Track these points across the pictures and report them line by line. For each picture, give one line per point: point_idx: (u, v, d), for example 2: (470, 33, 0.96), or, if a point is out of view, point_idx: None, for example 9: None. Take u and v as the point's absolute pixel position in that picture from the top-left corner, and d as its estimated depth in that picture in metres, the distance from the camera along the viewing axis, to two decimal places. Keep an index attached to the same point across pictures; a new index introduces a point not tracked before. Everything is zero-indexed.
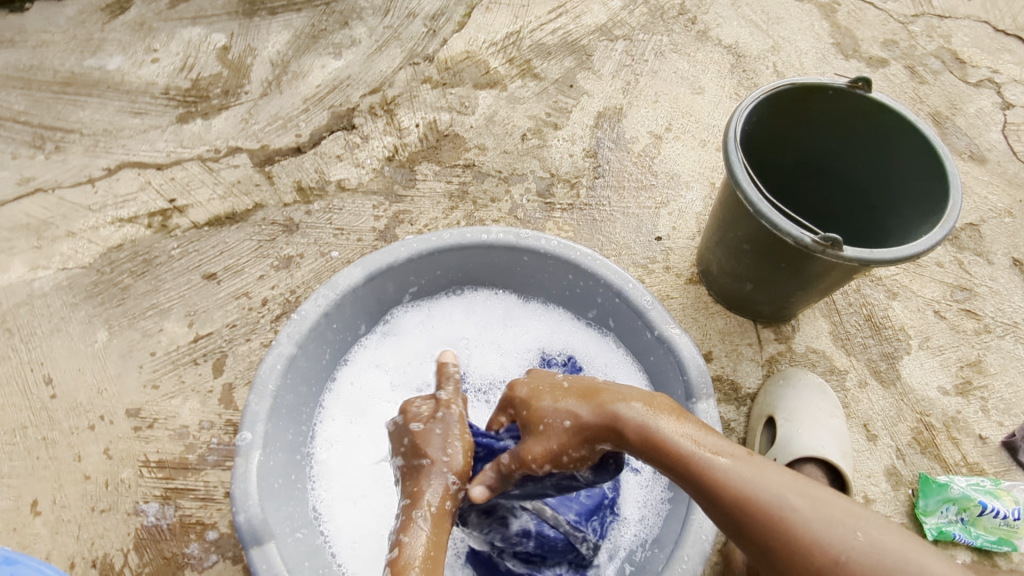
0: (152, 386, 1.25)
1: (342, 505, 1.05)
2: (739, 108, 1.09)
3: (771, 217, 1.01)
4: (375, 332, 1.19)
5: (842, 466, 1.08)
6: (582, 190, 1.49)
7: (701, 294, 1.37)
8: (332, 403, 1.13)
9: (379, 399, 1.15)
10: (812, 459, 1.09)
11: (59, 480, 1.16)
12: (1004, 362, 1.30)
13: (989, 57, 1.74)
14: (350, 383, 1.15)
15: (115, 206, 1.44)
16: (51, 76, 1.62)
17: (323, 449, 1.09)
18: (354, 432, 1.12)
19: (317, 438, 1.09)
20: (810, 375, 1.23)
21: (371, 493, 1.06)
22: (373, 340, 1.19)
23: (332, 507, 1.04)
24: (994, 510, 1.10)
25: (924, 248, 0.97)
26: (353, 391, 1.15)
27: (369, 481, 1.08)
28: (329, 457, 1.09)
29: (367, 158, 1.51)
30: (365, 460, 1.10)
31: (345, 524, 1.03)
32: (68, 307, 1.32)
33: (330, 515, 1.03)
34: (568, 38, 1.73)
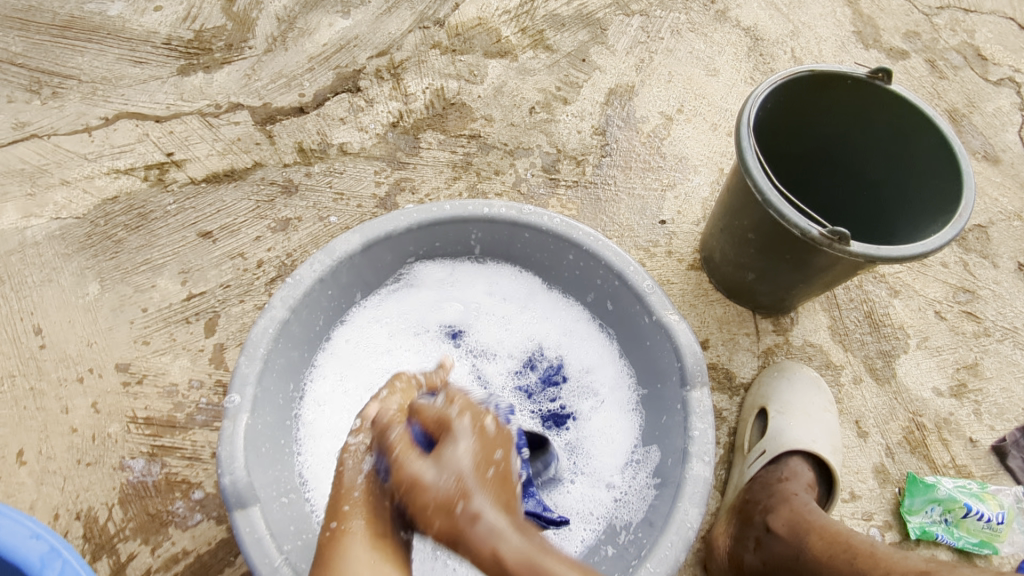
0: (143, 342, 1.24)
1: (329, 472, 1.04)
2: (755, 93, 1.06)
3: (779, 208, 0.99)
4: (376, 296, 1.17)
5: (831, 460, 1.08)
6: (588, 168, 1.46)
7: (701, 281, 1.35)
8: (326, 363, 1.12)
9: (375, 359, 1.15)
10: (799, 452, 1.09)
11: (46, 431, 1.15)
12: (1001, 366, 1.29)
13: (1013, 56, 1.70)
14: (347, 341, 1.14)
15: (111, 157, 1.42)
16: (50, 19, 1.58)
17: (313, 411, 1.08)
18: (345, 393, 1.11)
19: (308, 399, 1.09)
20: (806, 368, 1.22)
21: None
22: (368, 303, 1.17)
23: (317, 472, 1.03)
24: (978, 512, 1.10)
25: (932, 247, 0.95)
26: (350, 352, 1.14)
27: None
28: (318, 419, 1.08)
29: (371, 123, 1.48)
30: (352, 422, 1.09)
31: (332, 491, 1.02)
32: (60, 257, 1.30)
33: (317, 482, 1.02)
34: (583, 10, 1.68)
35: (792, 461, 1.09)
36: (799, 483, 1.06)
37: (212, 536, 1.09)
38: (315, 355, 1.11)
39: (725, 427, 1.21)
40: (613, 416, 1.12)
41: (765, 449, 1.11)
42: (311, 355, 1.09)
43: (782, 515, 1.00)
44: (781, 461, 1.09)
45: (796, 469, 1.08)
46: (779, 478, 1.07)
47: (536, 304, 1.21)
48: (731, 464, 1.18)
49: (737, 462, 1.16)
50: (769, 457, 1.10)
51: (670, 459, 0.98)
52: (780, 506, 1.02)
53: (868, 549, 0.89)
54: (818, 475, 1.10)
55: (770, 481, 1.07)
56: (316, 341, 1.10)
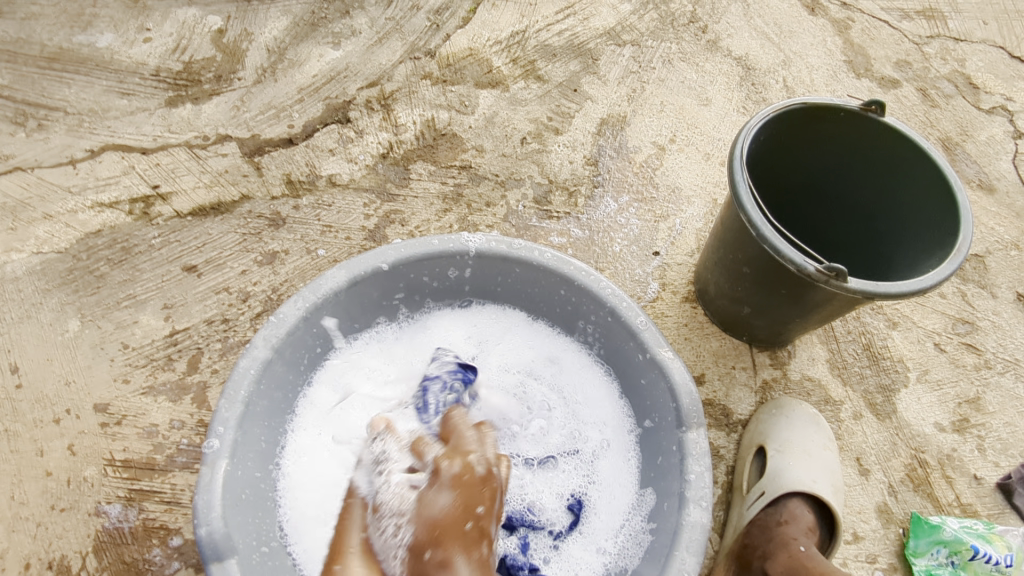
0: (123, 380, 1.20)
1: (310, 525, 0.98)
2: (747, 126, 1.05)
3: (775, 242, 0.97)
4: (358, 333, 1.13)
5: (832, 501, 1.05)
6: (580, 199, 1.44)
7: (696, 313, 1.32)
8: (306, 412, 1.07)
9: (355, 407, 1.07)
10: (799, 493, 1.06)
11: (20, 475, 1.11)
12: (1003, 400, 1.27)
13: (1004, 84, 1.70)
14: (327, 387, 1.09)
15: (96, 189, 1.39)
16: (38, 50, 1.57)
17: (291, 462, 1.03)
18: (323, 442, 1.05)
19: (288, 449, 1.04)
20: (805, 405, 1.19)
21: (341, 516, 1.00)
22: (349, 345, 1.12)
23: (299, 526, 0.98)
24: (986, 555, 1.07)
25: (932, 283, 0.93)
26: (328, 399, 1.08)
27: (337, 500, 1.02)
28: (296, 471, 1.02)
29: (361, 154, 1.47)
30: (330, 476, 1.02)
31: (316, 546, 0.97)
32: (39, 293, 1.27)
33: (298, 535, 0.98)
34: (574, 40, 1.68)
35: (791, 503, 1.06)
36: (798, 526, 1.04)
37: None
38: (296, 403, 1.06)
39: (722, 466, 1.17)
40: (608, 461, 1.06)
41: (764, 490, 1.07)
42: (292, 401, 1.05)
43: (779, 561, 0.99)
44: (780, 502, 1.06)
45: (795, 511, 1.05)
46: (778, 520, 1.04)
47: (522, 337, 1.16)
48: (729, 505, 1.14)
49: (736, 503, 1.12)
50: (768, 498, 1.06)
51: (666, 503, 0.95)
52: (778, 551, 1.00)
53: None
54: (819, 515, 1.06)
55: (769, 524, 1.04)
56: (299, 384, 1.07)
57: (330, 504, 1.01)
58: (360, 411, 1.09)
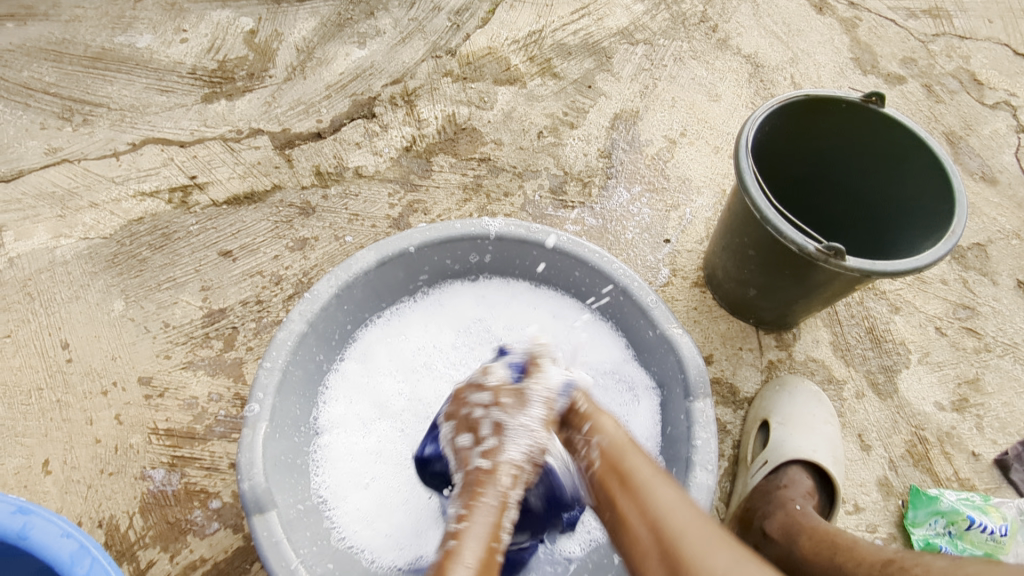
0: (165, 356, 1.28)
1: (348, 490, 1.07)
2: (753, 116, 1.11)
3: (777, 224, 1.03)
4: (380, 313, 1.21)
5: (830, 469, 1.10)
6: (594, 190, 1.51)
7: (705, 298, 1.38)
8: (336, 386, 1.15)
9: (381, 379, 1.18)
10: (800, 461, 1.11)
11: (71, 442, 1.20)
12: (1002, 381, 1.31)
13: (1008, 80, 1.74)
14: (356, 362, 1.18)
15: (138, 180, 1.48)
16: (82, 51, 1.66)
17: (327, 432, 1.11)
18: (354, 413, 1.14)
19: (320, 419, 1.11)
20: (809, 382, 1.25)
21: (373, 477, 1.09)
22: (372, 325, 1.21)
23: (334, 489, 1.06)
24: (982, 524, 1.10)
25: (927, 261, 0.98)
26: (357, 373, 1.17)
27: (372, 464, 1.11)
28: (332, 441, 1.11)
29: (385, 147, 1.54)
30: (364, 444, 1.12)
31: (354, 509, 1.05)
32: (87, 275, 1.36)
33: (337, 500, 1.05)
34: (589, 39, 1.75)
35: (791, 469, 1.11)
36: (796, 489, 1.08)
37: (229, 544, 1.13)
38: (326, 378, 1.14)
39: (728, 441, 1.23)
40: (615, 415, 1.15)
41: (767, 459, 1.14)
42: (321, 376, 1.13)
43: (777, 518, 1.02)
44: (781, 469, 1.12)
45: (795, 477, 1.10)
46: (778, 484, 1.08)
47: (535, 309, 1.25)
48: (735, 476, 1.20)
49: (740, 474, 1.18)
50: (769, 467, 1.12)
51: (674, 468, 1.01)
52: (776, 510, 1.03)
53: (849, 542, 0.91)
54: (818, 482, 1.11)
55: (769, 488, 1.09)
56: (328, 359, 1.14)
57: (365, 469, 1.10)
58: (385, 381, 1.18)
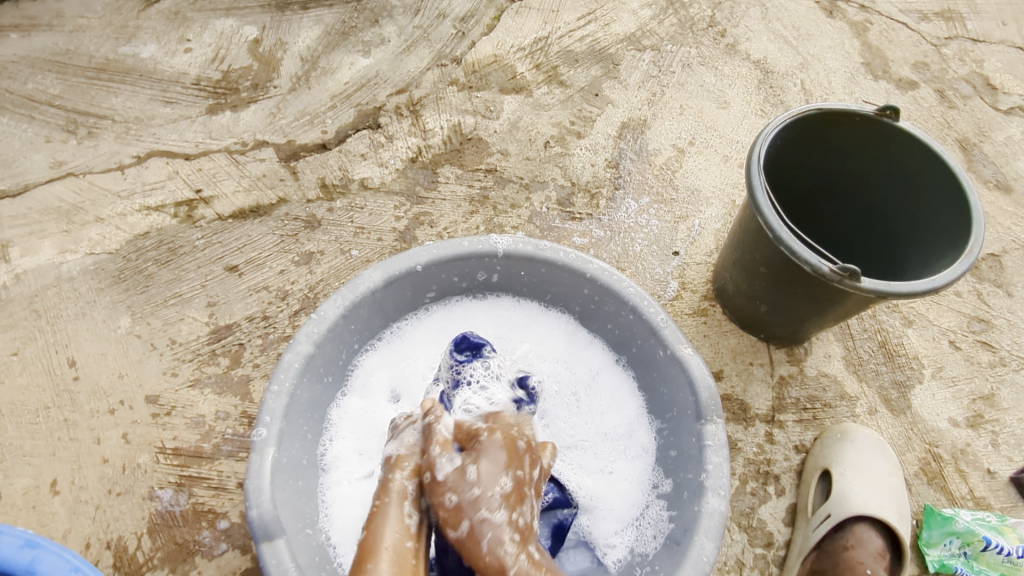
0: (172, 373, 1.28)
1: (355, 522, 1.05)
2: (764, 131, 1.09)
3: (791, 244, 1.02)
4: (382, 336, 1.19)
5: (899, 529, 1.09)
6: (602, 201, 1.49)
7: (715, 312, 1.37)
8: (339, 421, 1.12)
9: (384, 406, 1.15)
10: (868, 518, 1.09)
11: (79, 461, 1.19)
12: (1018, 396, 1.29)
13: (1022, 85, 1.71)
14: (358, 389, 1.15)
15: (143, 194, 1.47)
16: (86, 62, 1.65)
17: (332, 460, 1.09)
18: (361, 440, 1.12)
19: (326, 456, 1.08)
20: (869, 429, 1.21)
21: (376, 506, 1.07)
22: (371, 354, 1.18)
23: (349, 522, 1.05)
24: (999, 546, 1.10)
25: (944, 283, 0.96)
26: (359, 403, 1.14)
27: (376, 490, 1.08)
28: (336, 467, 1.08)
29: (391, 158, 1.53)
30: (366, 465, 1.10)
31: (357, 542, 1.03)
32: (93, 292, 1.36)
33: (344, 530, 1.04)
34: (596, 46, 1.73)
35: (858, 527, 1.09)
36: (866, 550, 1.07)
37: (237, 566, 1.12)
38: (327, 413, 1.11)
39: (741, 458, 1.20)
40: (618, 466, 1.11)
41: (830, 514, 1.10)
42: (323, 410, 1.10)
43: None
44: (849, 528, 1.09)
45: (863, 535, 1.08)
46: (843, 545, 1.08)
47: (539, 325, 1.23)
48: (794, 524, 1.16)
49: (798, 524, 1.14)
50: (835, 522, 1.09)
51: (685, 492, 0.99)
52: None
53: None
54: (887, 541, 1.09)
55: (835, 549, 1.08)
56: (328, 393, 1.11)
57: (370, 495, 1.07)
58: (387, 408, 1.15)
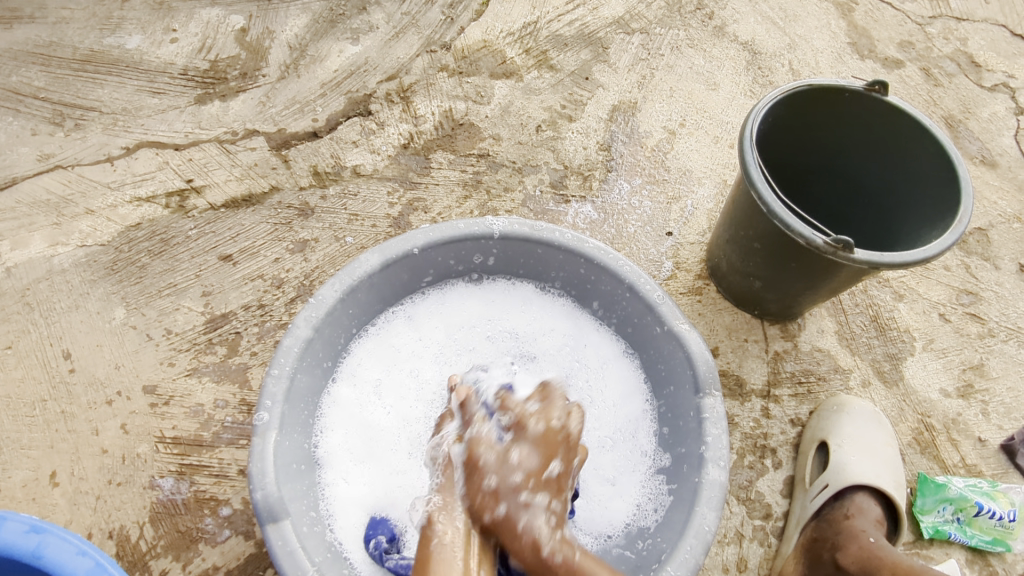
0: (169, 363, 1.27)
1: (353, 509, 1.05)
2: (756, 108, 1.10)
3: (784, 218, 1.03)
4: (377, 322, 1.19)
5: (896, 496, 1.10)
6: (594, 183, 1.50)
7: (709, 291, 1.38)
8: (330, 413, 1.11)
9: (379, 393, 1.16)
10: (865, 487, 1.11)
11: (78, 453, 1.19)
12: (1006, 366, 1.32)
13: (1005, 62, 1.74)
14: (354, 375, 1.16)
15: (133, 185, 1.46)
16: (70, 53, 1.63)
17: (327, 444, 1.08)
18: (355, 423, 1.12)
19: (319, 450, 1.08)
20: (864, 401, 1.23)
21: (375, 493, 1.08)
22: (362, 343, 1.18)
23: (347, 507, 1.04)
24: (990, 511, 1.13)
25: (936, 252, 0.98)
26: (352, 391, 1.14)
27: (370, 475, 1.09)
28: (332, 452, 1.08)
29: (383, 145, 1.53)
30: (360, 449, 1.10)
31: (355, 530, 1.03)
32: (86, 283, 1.35)
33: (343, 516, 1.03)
34: (585, 29, 1.73)
35: (858, 497, 1.11)
36: (866, 518, 1.08)
37: (241, 551, 1.12)
38: (319, 404, 1.11)
39: (738, 432, 1.22)
40: (617, 466, 1.11)
41: (828, 483, 1.12)
42: (316, 400, 1.09)
43: (852, 552, 1.04)
44: (847, 496, 1.11)
45: (863, 505, 1.10)
46: (844, 514, 1.09)
47: (534, 305, 1.24)
48: (791, 496, 1.18)
49: (797, 496, 1.16)
50: (832, 491, 1.11)
51: (685, 465, 1.01)
52: (849, 543, 1.05)
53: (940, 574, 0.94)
54: (885, 508, 1.11)
55: (836, 518, 1.09)
56: (323, 382, 1.11)
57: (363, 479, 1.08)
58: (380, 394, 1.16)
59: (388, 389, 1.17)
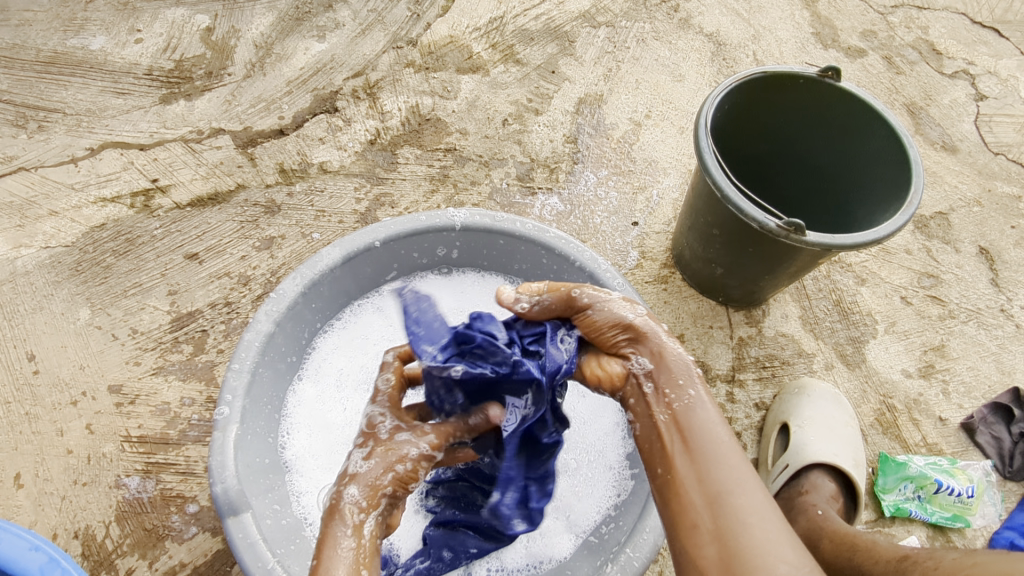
0: (135, 363, 1.27)
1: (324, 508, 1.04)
2: (710, 95, 1.11)
3: (738, 202, 1.04)
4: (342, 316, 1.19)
5: (853, 474, 1.11)
6: (561, 175, 1.51)
7: (675, 279, 1.39)
8: (296, 408, 1.11)
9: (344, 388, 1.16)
10: (822, 465, 1.12)
11: (42, 454, 1.18)
12: (967, 346, 1.34)
13: (966, 49, 1.76)
14: (317, 372, 1.16)
15: (98, 186, 1.46)
16: (33, 55, 1.62)
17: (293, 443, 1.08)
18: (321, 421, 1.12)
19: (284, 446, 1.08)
20: (824, 383, 1.24)
21: None
22: (328, 340, 1.18)
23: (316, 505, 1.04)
24: (949, 487, 1.14)
25: (885, 233, 0.99)
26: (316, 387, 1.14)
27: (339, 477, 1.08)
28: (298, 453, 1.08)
29: (349, 141, 1.53)
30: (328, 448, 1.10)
31: None
32: (50, 285, 1.34)
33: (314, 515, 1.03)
34: (551, 24, 1.74)
35: (814, 475, 1.12)
36: (820, 494, 1.09)
37: (208, 548, 1.12)
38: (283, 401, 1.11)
39: None
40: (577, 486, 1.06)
41: (789, 462, 1.15)
42: (280, 395, 1.09)
43: (801, 526, 1.04)
44: (805, 475, 1.13)
45: (818, 482, 1.11)
46: (799, 491, 1.11)
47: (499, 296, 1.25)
48: None
49: (759, 477, 1.20)
50: (791, 471, 1.14)
51: None
52: (799, 517, 1.06)
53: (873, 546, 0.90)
54: (842, 486, 1.12)
55: (791, 496, 1.11)
56: (287, 378, 1.11)
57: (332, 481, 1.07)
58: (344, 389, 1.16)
59: (353, 384, 1.16)
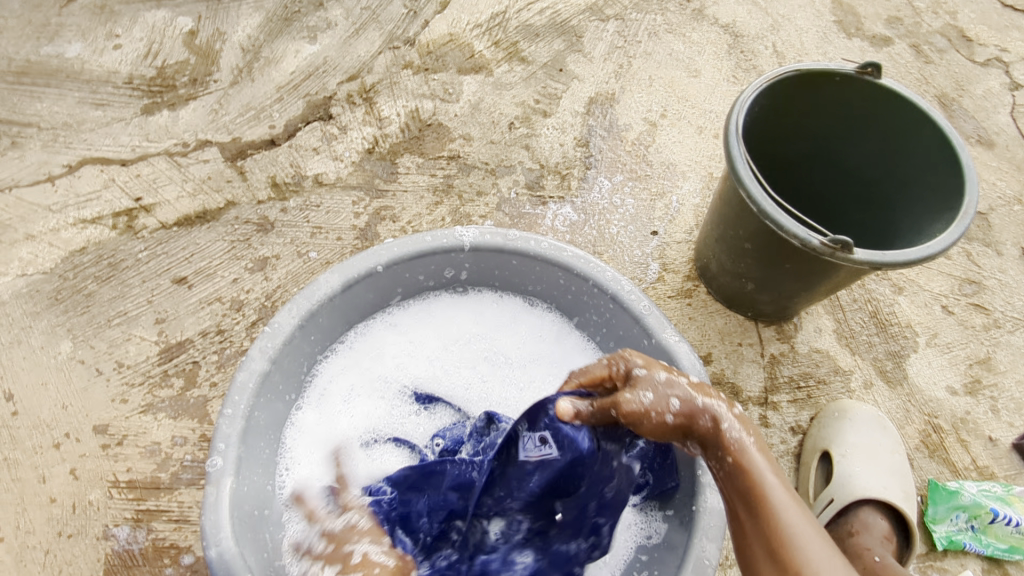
0: (121, 400, 1.18)
1: None
2: (740, 97, 1.02)
3: (777, 217, 0.94)
4: (344, 344, 1.09)
5: (906, 509, 1.03)
6: (573, 182, 1.41)
7: (699, 293, 1.30)
8: (295, 445, 1.01)
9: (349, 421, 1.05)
10: (871, 501, 1.04)
11: (23, 503, 1.09)
12: (1014, 358, 1.25)
13: (997, 35, 1.66)
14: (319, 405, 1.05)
15: (77, 206, 1.35)
16: (5, 65, 1.52)
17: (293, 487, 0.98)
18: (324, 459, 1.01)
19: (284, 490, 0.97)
20: (866, 405, 1.15)
21: None
22: (330, 364, 1.07)
23: None
24: (1006, 517, 1.06)
25: (941, 248, 0.90)
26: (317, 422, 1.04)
27: None
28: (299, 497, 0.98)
29: (346, 150, 1.43)
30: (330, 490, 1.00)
31: None
32: (29, 316, 1.24)
33: None
34: (557, 18, 1.63)
35: (864, 512, 1.04)
36: (872, 535, 1.01)
37: None
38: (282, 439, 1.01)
39: None
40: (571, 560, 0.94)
41: (833, 498, 1.06)
42: (278, 434, 0.99)
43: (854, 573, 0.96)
44: (854, 512, 1.04)
45: (868, 520, 1.03)
46: (849, 531, 1.03)
47: (513, 318, 1.15)
48: None
49: None
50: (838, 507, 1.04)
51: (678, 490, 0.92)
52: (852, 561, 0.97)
53: None
54: (893, 522, 1.04)
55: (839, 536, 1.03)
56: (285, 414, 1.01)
57: None
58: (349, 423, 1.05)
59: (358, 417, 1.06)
